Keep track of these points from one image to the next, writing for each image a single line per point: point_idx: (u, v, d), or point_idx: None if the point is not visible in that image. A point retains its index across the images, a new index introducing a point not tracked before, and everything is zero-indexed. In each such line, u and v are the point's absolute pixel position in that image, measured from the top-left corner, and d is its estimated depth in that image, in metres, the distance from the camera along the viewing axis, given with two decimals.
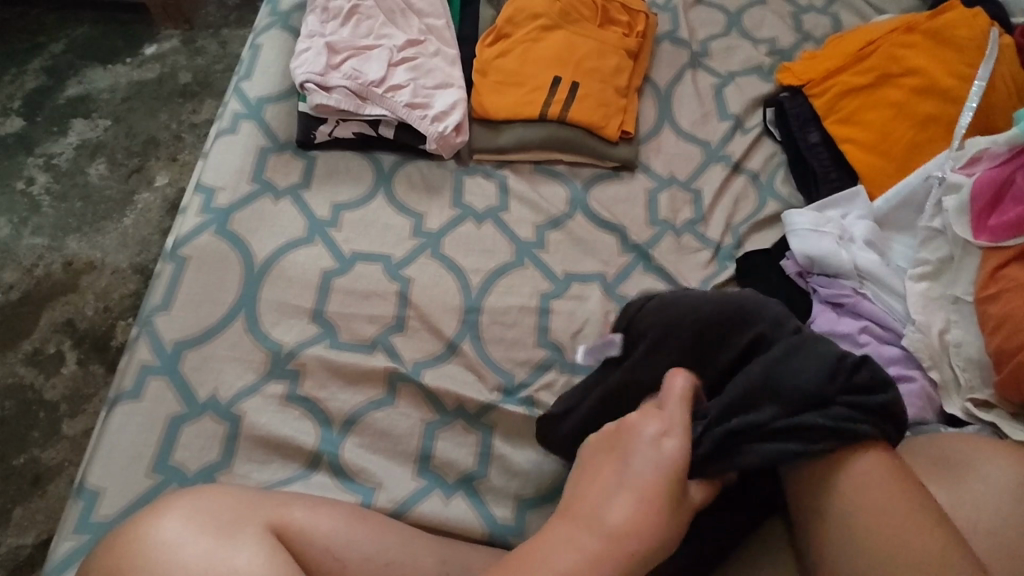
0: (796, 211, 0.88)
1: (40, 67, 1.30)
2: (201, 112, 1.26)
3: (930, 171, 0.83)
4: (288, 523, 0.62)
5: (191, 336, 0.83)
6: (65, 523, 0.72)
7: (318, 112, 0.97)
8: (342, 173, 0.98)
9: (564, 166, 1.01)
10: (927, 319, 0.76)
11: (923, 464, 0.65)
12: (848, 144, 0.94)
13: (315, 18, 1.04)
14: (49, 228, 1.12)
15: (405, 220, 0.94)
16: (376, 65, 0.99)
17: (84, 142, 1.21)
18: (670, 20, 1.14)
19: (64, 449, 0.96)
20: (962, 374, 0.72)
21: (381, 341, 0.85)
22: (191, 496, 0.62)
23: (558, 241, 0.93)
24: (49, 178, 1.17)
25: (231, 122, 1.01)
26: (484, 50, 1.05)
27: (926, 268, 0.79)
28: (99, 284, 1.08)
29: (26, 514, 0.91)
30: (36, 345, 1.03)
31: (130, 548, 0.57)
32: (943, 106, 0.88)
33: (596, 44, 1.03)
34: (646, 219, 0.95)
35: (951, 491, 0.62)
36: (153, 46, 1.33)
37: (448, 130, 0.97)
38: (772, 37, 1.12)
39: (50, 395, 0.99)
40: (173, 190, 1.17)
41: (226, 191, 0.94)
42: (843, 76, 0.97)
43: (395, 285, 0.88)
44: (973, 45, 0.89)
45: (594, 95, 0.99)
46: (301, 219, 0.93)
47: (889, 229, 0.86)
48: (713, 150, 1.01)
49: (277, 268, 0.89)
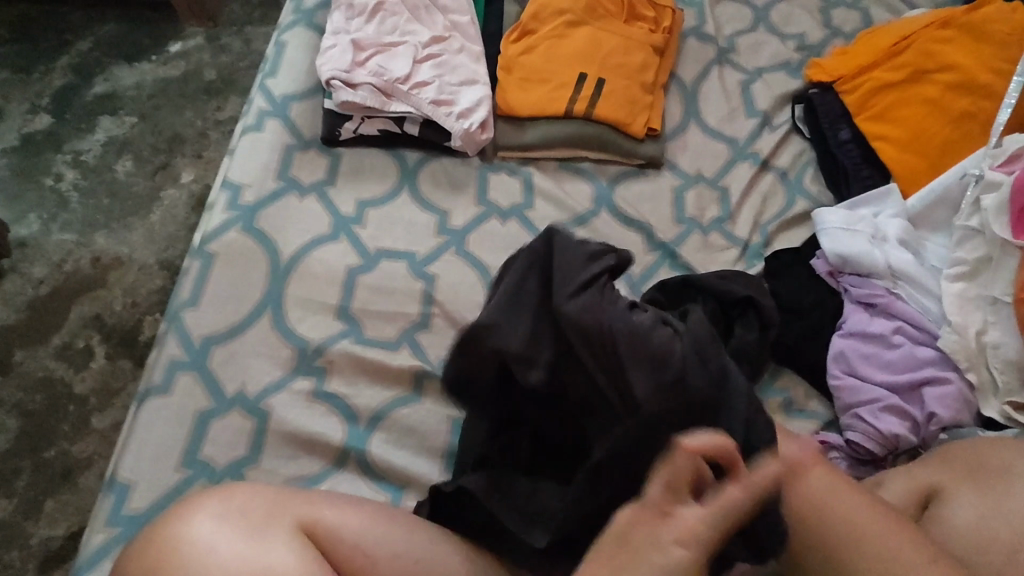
0: (826, 210, 0.87)
1: (68, 65, 1.31)
2: (225, 109, 1.27)
3: (966, 169, 0.82)
4: (318, 522, 0.63)
5: (219, 331, 0.84)
6: (97, 516, 0.73)
7: (343, 109, 0.97)
8: (366, 170, 0.98)
9: (589, 164, 1.00)
10: (964, 320, 0.75)
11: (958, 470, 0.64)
12: (880, 142, 0.92)
13: (340, 15, 1.04)
14: (77, 224, 1.14)
15: (429, 217, 0.94)
16: (401, 62, 0.99)
17: (111, 138, 1.22)
18: (695, 15, 1.13)
19: (92, 443, 0.97)
20: (1000, 376, 0.72)
21: (405, 338, 0.85)
22: (218, 498, 0.62)
23: (582, 239, 0.93)
24: (77, 174, 1.18)
25: (256, 119, 1.02)
26: (508, 46, 1.04)
27: (963, 269, 0.77)
28: (126, 280, 1.09)
29: (56, 506, 0.92)
30: (66, 340, 1.04)
31: (164, 554, 0.57)
32: (979, 103, 0.87)
33: (622, 41, 1.02)
34: (672, 217, 0.94)
35: (989, 498, 0.61)
36: (177, 44, 1.34)
37: (473, 127, 0.96)
38: (800, 32, 1.11)
39: (79, 389, 1.00)
40: (198, 186, 1.18)
41: (253, 187, 0.95)
42: (876, 72, 0.96)
43: (419, 283, 0.88)
44: (1013, 40, 0.87)
45: (619, 92, 0.99)
46: (326, 216, 0.93)
47: (924, 228, 0.84)
48: (740, 148, 1.00)
49: (304, 265, 0.89)
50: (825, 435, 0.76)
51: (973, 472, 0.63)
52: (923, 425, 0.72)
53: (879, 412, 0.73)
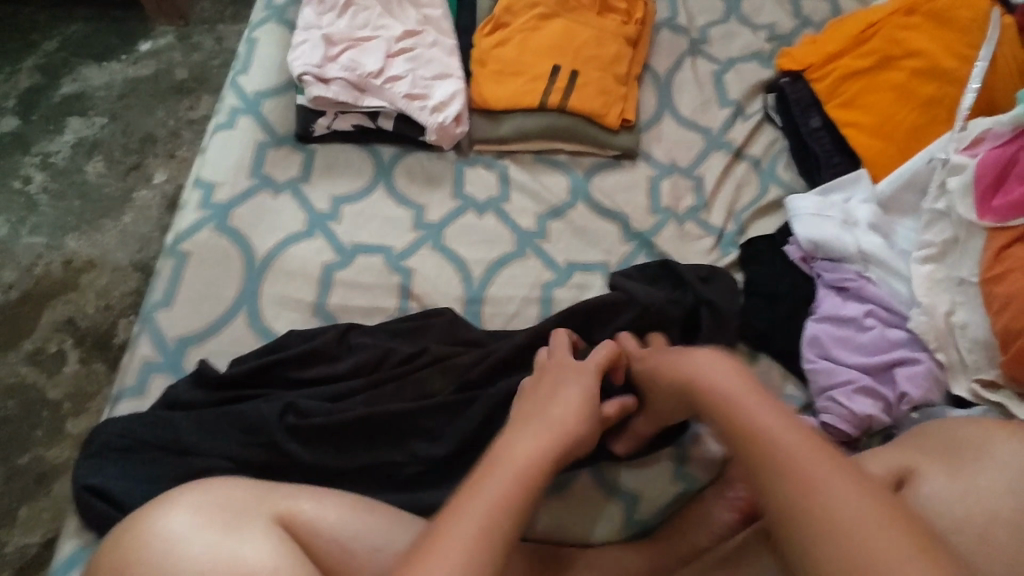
0: (799, 196, 0.89)
1: (35, 66, 1.29)
2: (198, 108, 1.25)
3: (933, 153, 0.83)
4: (295, 515, 0.62)
5: (195, 332, 0.83)
6: (70, 522, 0.72)
7: (315, 104, 0.96)
8: (341, 166, 0.97)
9: (564, 156, 1.00)
10: (932, 301, 0.76)
11: (932, 455, 0.63)
12: (850, 128, 0.93)
13: (311, 11, 1.03)
14: (47, 227, 1.11)
15: (406, 212, 0.94)
16: (373, 57, 0.99)
17: (81, 139, 1.20)
18: (668, 6, 1.14)
19: (66, 448, 0.95)
20: (968, 355, 0.73)
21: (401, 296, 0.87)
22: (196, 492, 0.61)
23: (559, 230, 0.93)
24: (46, 177, 1.16)
25: (228, 117, 1.00)
26: (481, 40, 1.04)
27: (931, 251, 0.78)
28: (99, 282, 1.07)
29: (31, 514, 0.91)
30: (38, 345, 1.02)
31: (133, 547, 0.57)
32: (944, 88, 0.88)
33: (595, 32, 1.03)
34: (648, 207, 0.95)
35: (956, 478, 0.61)
36: (147, 42, 1.32)
37: (448, 121, 0.96)
38: (771, 22, 1.12)
39: (52, 394, 0.99)
40: (171, 186, 1.16)
41: (226, 186, 0.94)
42: (844, 59, 0.97)
43: (396, 277, 0.88)
44: (975, 26, 0.88)
45: (593, 83, 0.99)
46: (301, 213, 0.93)
47: (893, 213, 0.86)
48: (714, 137, 1.01)
49: (278, 262, 0.88)
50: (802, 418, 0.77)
51: (976, 449, 0.62)
52: (896, 404, 0.73)
53: (852, 394, 0.74)
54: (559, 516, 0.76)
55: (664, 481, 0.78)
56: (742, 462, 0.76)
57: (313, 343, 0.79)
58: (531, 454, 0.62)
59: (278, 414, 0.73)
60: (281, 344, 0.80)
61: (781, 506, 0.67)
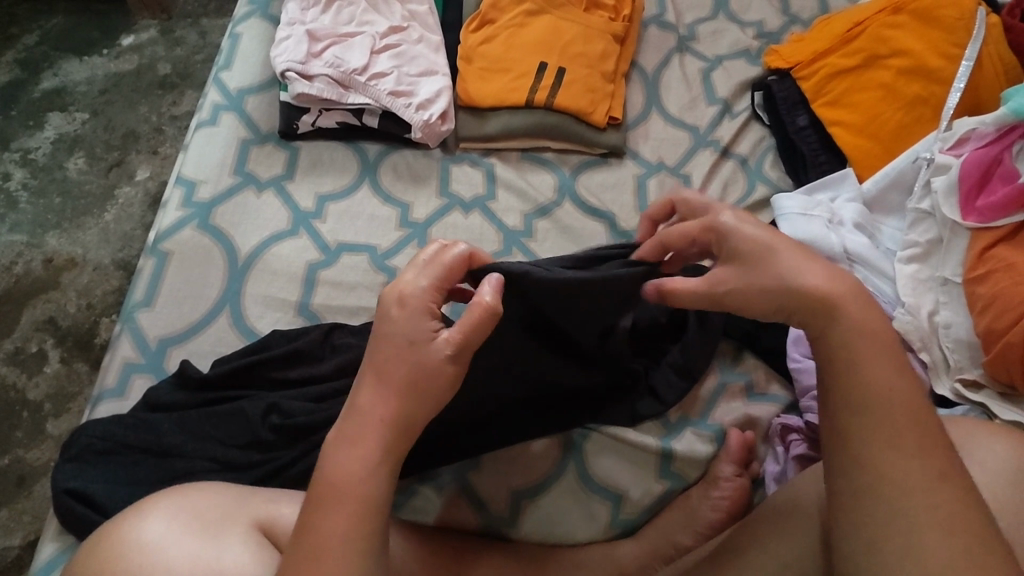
0: (785, 195, 0.88)
1: (14, 60, 1.26)
2: (181, 103, 1.23)
3: (918, 153, 0.83)
4: (275, 519, 0.61)
5: (176, 332, 0.82)
6: (50, 525, 0.71)
7: (300, 101, 0.95)
8: (326, 163, 0.96)
9: (551, 154, 1.00)
10: (916, 301, 0.76)
11: None
12: (837, 127, 0.93)
13: (295, 6, 1.02)
14: (27, 225, 1.10)
15: (391, 210, 0.93)
16: (358, 53, 0.97)
17: (62, 135, 1.18)
18: (656, 3, 1.13)
19: (47, 450, 0.94)
20: (951, 355, 0.73)
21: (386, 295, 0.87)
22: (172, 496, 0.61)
23: (545, 229, 0.93)
24: (26, 173, 1.14)
25: (211, 113, 0.99)
26: (468, 36, 1.03)
27: (916, 251, 0.79)
28: (80, 281, 1.05)
29: (11, 516, 0.90)
30: (18, 345, 1.01)
31: (109, 553, 0.56)
32: (930, 88, 0.88)
33: (583, 29, 1.02)
34: (635, 206, 0.94)
35: None
36: (130, 37, 1.30)
37: (433, 118, 0.95)
38: (759, 19, 1.12)
39: (33, 394, 0.98)
40: (154, 183, 1.15)
41: (208, 183, 0.93)
42: (831, 57, 0.97)
43: (381, 276, 0.88)
44: (961, 25, 0.87)
45: (580, 80, 0.98)
46: (285, 211, 0.92)
47: (879, 212, 0.87)
48: (701, 135, 1.00)
49: (262, 261, 0.88)
50: (785, 418, 0.78)
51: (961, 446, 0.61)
52: None
53: None
54: (545, 517, 0.76)
55: (649, 479, 0.78)
56: (725, 462, 0.76)
57: (295, 344, 0.79)
58: (347, 470, 0.49)
59: (262, 414, 0.73)
60: (259, 346, 0.79)
61: (764, 509, 0.68)
